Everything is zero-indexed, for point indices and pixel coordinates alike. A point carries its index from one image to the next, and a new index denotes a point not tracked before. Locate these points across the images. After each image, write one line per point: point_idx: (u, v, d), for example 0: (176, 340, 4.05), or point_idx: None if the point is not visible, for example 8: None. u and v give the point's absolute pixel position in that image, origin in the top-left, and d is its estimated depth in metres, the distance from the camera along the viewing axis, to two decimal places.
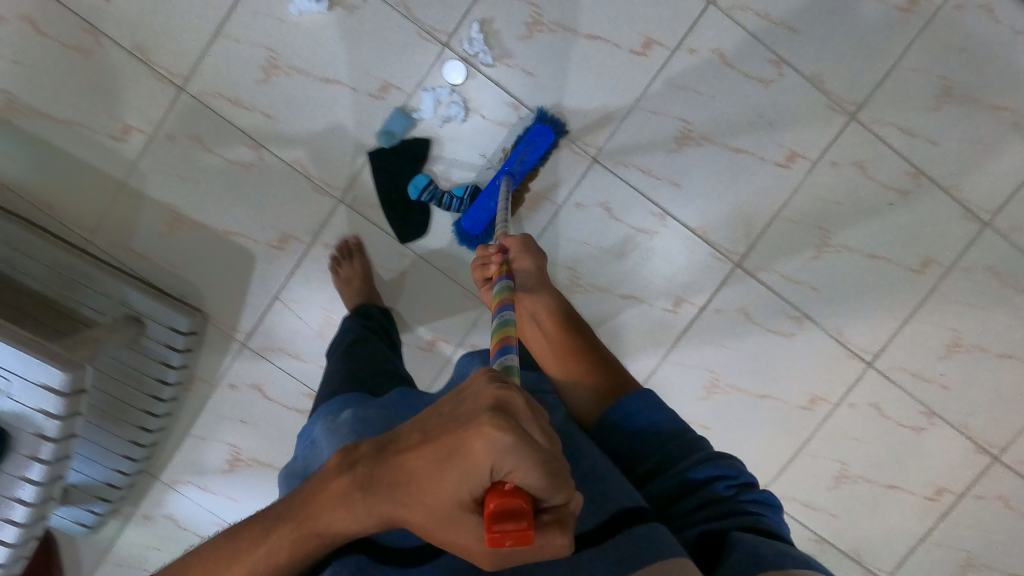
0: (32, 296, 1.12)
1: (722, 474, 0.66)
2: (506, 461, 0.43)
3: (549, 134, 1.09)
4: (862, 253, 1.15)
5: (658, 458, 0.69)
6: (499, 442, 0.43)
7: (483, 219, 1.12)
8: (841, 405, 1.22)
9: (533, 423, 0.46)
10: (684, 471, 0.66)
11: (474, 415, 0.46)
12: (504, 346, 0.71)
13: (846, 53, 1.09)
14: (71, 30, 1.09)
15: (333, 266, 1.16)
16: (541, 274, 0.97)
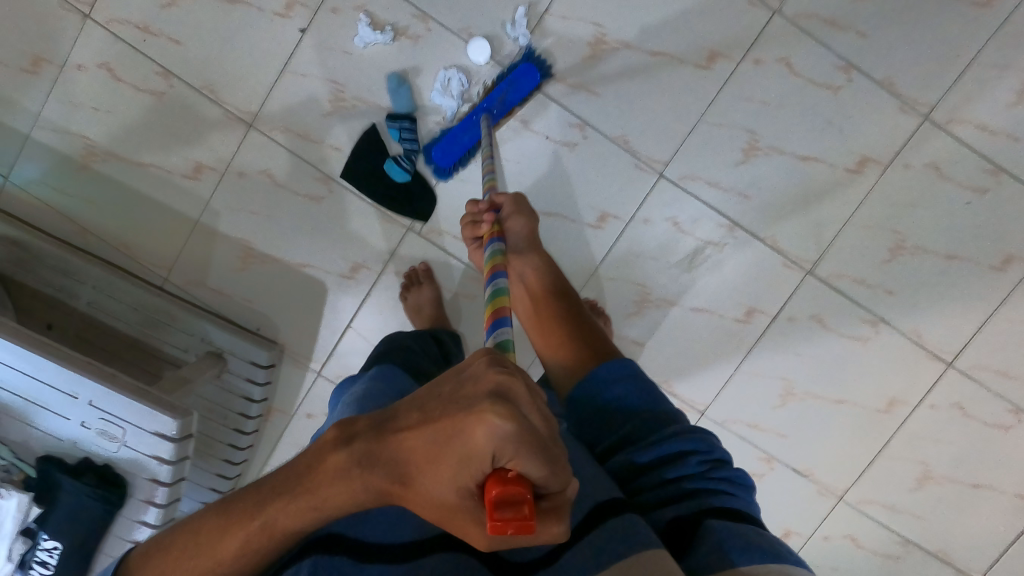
0: (119, 337, 1.16)
1: (693, 451, 0.63)
2: (507, 450, 0.40)
3: (534, 74, 1.09)
4: (939, 253, 1.14)
5: (628, 435, 0.67)
6: (501, 430, 0.40)
7: (455, 151, 1.12)
8: (921, 407, 1.20)
9: (533, 408, 0.43)
10: (656, 448, 0.64)
11: (475, 399, 0.41)
12: (497, 318, 0.66)
13: (917, 54, 1.08)
14: (146, 75, 1.12)
15: (402, 293, 1.16)
16: (531, 239, 0.98)
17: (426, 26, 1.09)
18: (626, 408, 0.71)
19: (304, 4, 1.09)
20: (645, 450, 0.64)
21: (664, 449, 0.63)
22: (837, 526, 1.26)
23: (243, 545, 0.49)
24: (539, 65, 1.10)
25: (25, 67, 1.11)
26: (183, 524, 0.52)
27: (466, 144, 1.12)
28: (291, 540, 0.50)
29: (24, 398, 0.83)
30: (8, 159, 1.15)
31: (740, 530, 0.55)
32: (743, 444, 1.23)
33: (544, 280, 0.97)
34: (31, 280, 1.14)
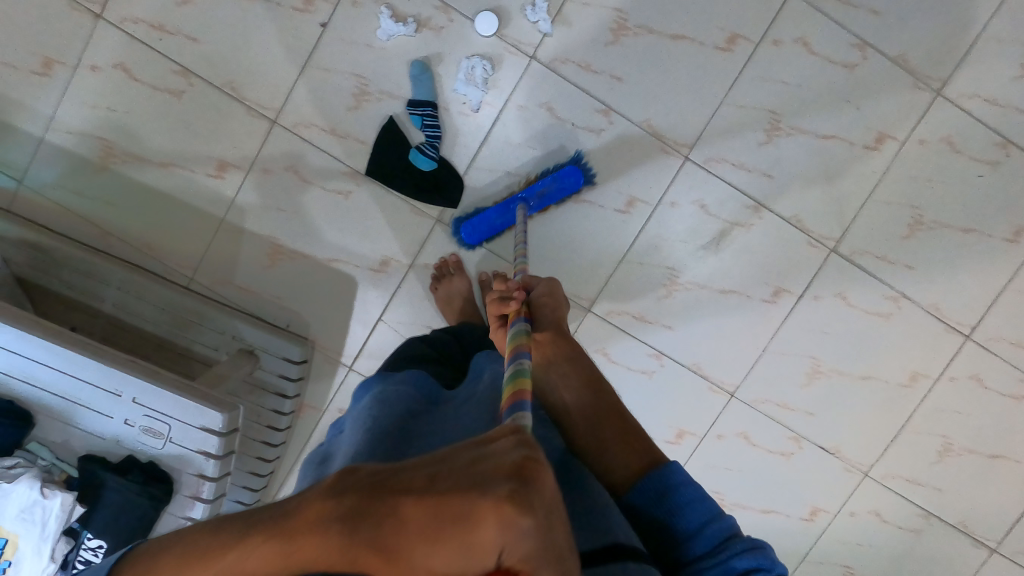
0: (149, 339, 1.15)
1: (755, 568, 0.57)
2: (514, 545, 0.35)
3: (578, 177, 1.13)
4: (956, 227, 1.16)
5: (684, 542, 0.60)
6: (517, 522, 0.35)
7: (483, 231, 1.14)
8: (942, 379, 1.21)
9: (552, 503, 0.38)
10: (713, 565, 0.58)
11: (489, 480, 0.36)
12: (517, 402, 0.54)
13: (929, 31, 1.10)
14: (163, 74, 1.10)
15: (433, 284, 1.16)
16: (559, 325, 0.86)
17: (448, 17, 1.10)
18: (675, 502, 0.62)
19: None
20: (697, 563, 0.59)
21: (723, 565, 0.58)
22: (863, 502, 1.26)
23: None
24: (582, 171, 1.15)
25: (36, 69, 1.08)
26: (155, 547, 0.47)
27: (496, 226, 1.14)
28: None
29: (64, 398, 0.82)
30: (22, 163, 1.11)
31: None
32: (771, 423, 1.24)
33: (578, 369, 0.81)
34: (54, 285, 1.12)
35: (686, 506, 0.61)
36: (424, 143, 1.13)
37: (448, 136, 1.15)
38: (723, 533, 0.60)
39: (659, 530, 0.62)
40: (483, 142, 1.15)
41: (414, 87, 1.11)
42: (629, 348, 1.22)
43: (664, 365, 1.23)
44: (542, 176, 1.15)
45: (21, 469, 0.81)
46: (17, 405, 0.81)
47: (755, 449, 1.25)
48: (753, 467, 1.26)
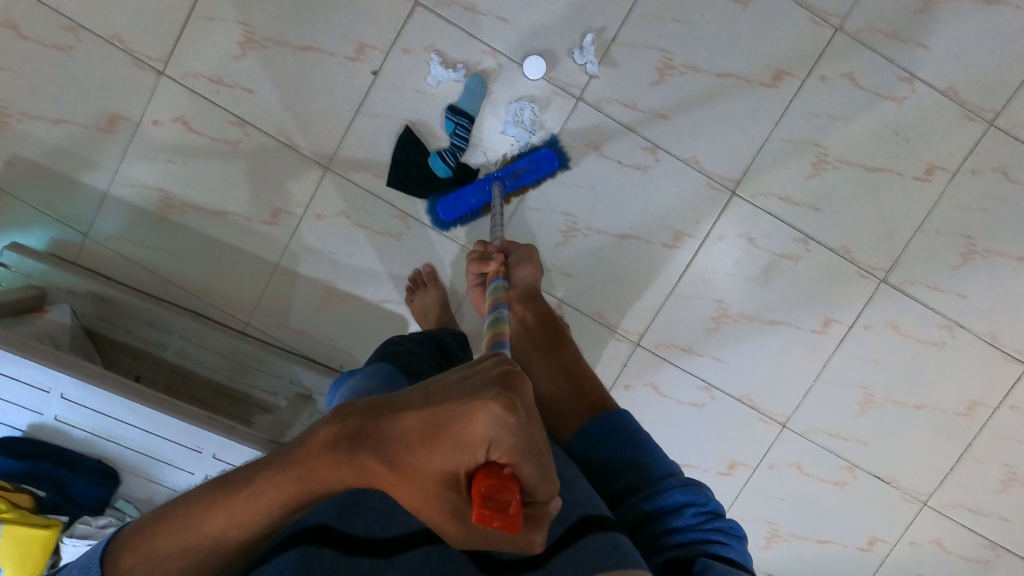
0: (209, 384, 1.18)
1: (688, 503, 0.60)
2: (503, 443, 0.38)
3: (553, 160, 1.13)
4: (1013, 256, 1.16)
5: (626, 481, 0.65)
6: (504, 420, 0.38)
7: (460, 210, 1.13)
8: (1000, 408, 1.20)
9: (535, 410, 0.41)
10: (648, 497, 0.62)
11: (479, 390, 0.39)
12: (497, 341, 0.64)
13: (978, 63, 1.11)
14: (220, 125, 1.13)
15: (407, 296, 1.16)
16: (534, 286, 0.96)
17: (496, 62, 1.12)
18: (622, 457, 0.67)
19: (376, 47, 1.11)
20: (632, 496, 0.63)
21: (657, 495, 0.62)
22: (921, 533, 1.25)
23: (211, 533, 0.44)
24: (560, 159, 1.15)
25: (102, 126, 1.13)
26: (154, 515, 0.46)
27: (471, 206, 1.13)
28: (260, 534, 0.46)
29: (148, 455, 0.85)
30: (86, 216, 1.16)
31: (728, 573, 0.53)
32: (826, 453, 1.23)
33: (545, 323, 0.93)
34: (120, 335, 1.16)
35: (626, 442, 0.68)
36: (444, 150, 1.14)
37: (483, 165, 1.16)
38: (660, 472, 0.64)
39: (609, 478, 0.66)
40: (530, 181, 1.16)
41: (462, 97, 1.12)
42: (679, 380, 1.23)
43: (714, 398, 1.23)
44: (518, 158, 1.15)
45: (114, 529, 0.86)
46: (103, 466, 0.86)
47: (810, 480, 1.25)
48: (808, 498, 1.26)
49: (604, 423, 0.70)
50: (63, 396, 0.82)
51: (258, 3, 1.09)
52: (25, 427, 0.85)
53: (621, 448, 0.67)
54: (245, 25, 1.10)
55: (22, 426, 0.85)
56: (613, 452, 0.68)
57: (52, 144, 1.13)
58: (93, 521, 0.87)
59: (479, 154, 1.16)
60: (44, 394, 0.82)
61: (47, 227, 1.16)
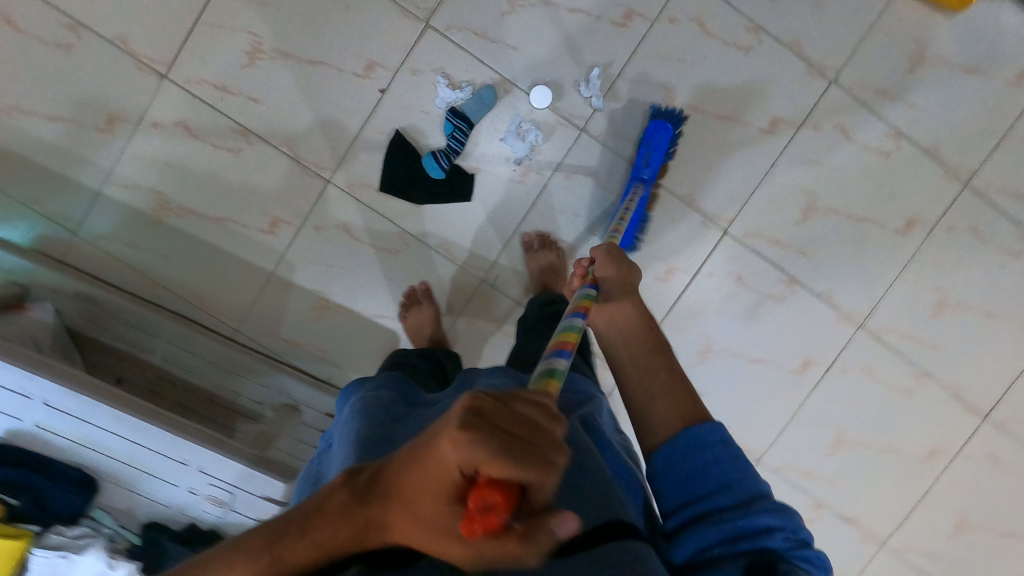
0: (194, 391, 1.17)
1: (779, 527, 0.57)
2: (478, 460, 0.37)
3: (664, 130, 1.12)
4: (979, 311, 1.22)
5: (710, 494, 0.60)
6: (466, 438, 0.37)
7: (631, 227, 1.15)
8: (959, 456, 1.27)
9: (511, 418, 0.39)
10: (735, 517, 0.57)
11: (443, 423, 0.39)
12: (559, 349, 0.68)
13: (960, 126, 1.17)
14: (223, 132, 1.13)
15: (401, 312, 1.18)
16: (628, 287, 0.83)
17: (504, 88, 1.13)
18: (714, 471, 0.61)
19: (385, 65, 1.12)
20: (715, 515, 0.59)
21: (746, 516, 0.57)
22: (879, 571, 1.31)
23: None
24: (675, 127, 1.14)
25: (100, 124, 1.11)
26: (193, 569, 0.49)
27: (638, 215, 1.14)
28: None
29: (132, 465, 0.84)
30: (76, 214, 1.14)
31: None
32: (796, 490, 1.28)
33: (635, 330, 0.77)
34: (105, 336, 1.15)
35: (716, 457, 0.61)
36: (439, 150, 1.13)
37: (484, 183, 1.16)
38: (750, 491, 0.59)
39: (689, 491, 0.61)
40: (530, 209, 1.18)
41: (467, 100, 1.12)
42: None
43: None
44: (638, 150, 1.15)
45: (88, 540, 0.83)
46: (86, 475, 0.84)
47: None
48: None
49: (701, 434, 0.63)
50: (47, 402, 0.80)
51: (268, 14, 1.09)
52: (3, 432, 0.83)
53: (711, 464, 0.61)
54: (253, 34, 1.10)
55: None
56: (699, 467, 0.61)
57: (46, 139, 1.11)
58: (66, 532, 0.84)
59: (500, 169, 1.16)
60: (26, 400, 0.80)
61: (34, 223, 1.14)
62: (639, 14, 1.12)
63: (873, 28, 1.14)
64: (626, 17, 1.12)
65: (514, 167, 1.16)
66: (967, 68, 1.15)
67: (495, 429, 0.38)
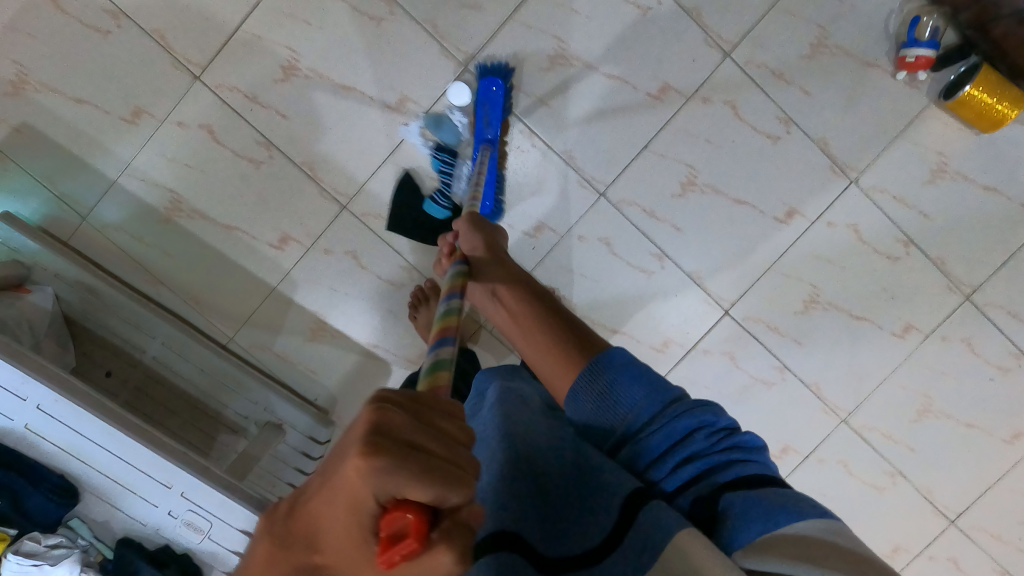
0: (182, 394, 1.17)
1: (700, 425, 0.60)
2: (393, 484, 0.34)
3: (496, 84, 1.07)
4: (961, 421, 1.25)
5: (630, 427, 0.62)
6: (375, 465, 0.34)
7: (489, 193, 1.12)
8: (920, 556, 1.31)
9: (415, 435, 0.36)
10: (659, 431, 0.60)
11: (349, 447, 0.36)
12: (441, 337, 0.62)
13: (971, 239, 1.18)
14: (248, 143, 1.13)
15: (412, 312, 1.16)
16: (493, 249, 0.90)
17: (530, 143, 1.15)
18: (629, 399, 0.63)
19: (417, 101, 1.12)
20: (641, 435, 0.61)
21: (667, 428, 0.60)
22: None
23: None
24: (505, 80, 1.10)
25: (124, 117, 1.11)
26: None
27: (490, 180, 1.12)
28: None
29: (114, 480, 0.83)
30: (87, 201, 1.14)
31: (765, 504, 0.53)
32: None
33: (521, 291, 0.82)
34: (98, 328, 1.14)
35: (626, 378, 0.64)
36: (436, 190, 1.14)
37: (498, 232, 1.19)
38: (666, 399, 0.62)
39: (613, 422, 0.63)
40: (539, 264, 1.20)
41: (444, 137, 1.13)
42: None
43: None
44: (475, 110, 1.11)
45: (64, 551, 0.84)
46: (66, 482, 0.82)
47: None
48: None
49: (602, 362, 0.67)
50: (40, 406, 0.78)
51: (309, 33, 1.09)
52: None
53: (618, 387, 0.64)
54: (291, 51, 1.09)
55: None
56: (613, 391, 0.64)
57: (68, 124, 1.10)
58: (42, 540, 0.84)
59: (516, 220, 1.18)
60: (19, 401, 0.78)
61: (44, 203, 1.13)
62: (675, 89, 1.13)
63: (900, 136, 1.15)
64: (661, 90, 1.13)
65: (527, 219, 1.18)
66: (985, 186, 1.16)
67: (404, 449, 0.35)
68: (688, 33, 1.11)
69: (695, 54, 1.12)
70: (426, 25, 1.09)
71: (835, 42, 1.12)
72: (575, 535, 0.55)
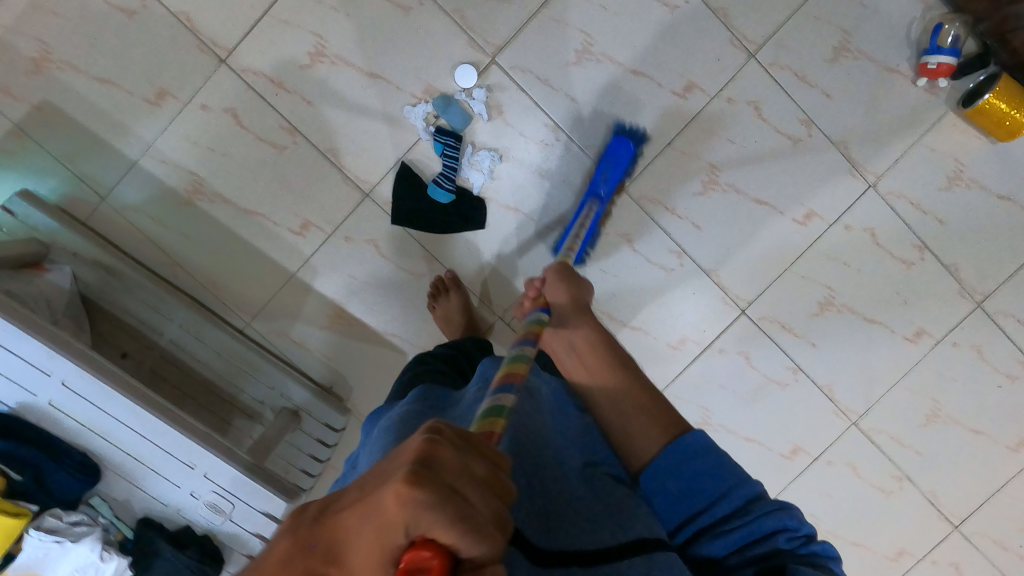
0: (197, 378, 1.17)
1: (783, 528, 0.58)
2: (426, 521, 0.33)
3: (627, 147, 1.12)
4: (968, 427, 1.26)
5: (702, 510, 0.61)
6: (414, 497, 0.33)
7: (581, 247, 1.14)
8: (924, 561, 1.33)
9: (459, 478, 0.36)
10: (739, 525, 0.59)
11: (391, 470, 0.36)
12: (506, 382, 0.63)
13: (984, 246, 1.20)
14: (272, 128, 1.12)
15: (430, 302, 1.17)
16: (578, 304, 0.87)
17: (554, 136, 1.15)
18: (706, 484, 0.62)
19: (443, 91, 1.12)
20: (719, 526, 0.60)
21: (748, 523, 0.59)
22: None
23: None
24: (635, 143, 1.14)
25: (148, 97, 1.10)
26: None
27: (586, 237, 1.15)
28: None
29: (137, 459, 0.82)
30: (107, 181, 1.13)
31: None
32: None
33: (607, 350, 0.78)
34: (115, 309, 1.14)
35: (710, 468, 0.62)
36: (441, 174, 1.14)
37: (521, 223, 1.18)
38: (748, 494, 0.60)
39: (687, 507, 0.62)
40: None
41: (448, 119, 1.13)
42: None
43: None
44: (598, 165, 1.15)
45: (86, 528, 0.83)
46: (87, 459, 0.82)
47: None
48: None
49: (690, 446, 0.64)
50: (65, 382, 0.78)
51: (338, 19, 1.08)
52: (13, 404, 0.79)
53: (696, 472, 0.62)
54: (318, 37, 1.09)
55: (9, 403, 0.79)
56: (684, 473, 0.63)
57: (91, 103, 1.10)
58: (64, 516, 0.83)
59: (538, 212, 1.18)
60: (43, 377, 0.78)
61: (64, 182, 1.13)
62: (699, 88, 1.14)
63: (919, 142, 1.17)
64: (686, 88, 1.14)
65: (550, 212, 1.18)
66: (999, 194, 1.18)
67: (447, 488, 0.35)
68: (714, 32, 1.12)
69: (720, 53, 1.13)
70: (454, 17, 1.09)
71: (858, 46, 1.13)
72: (580, 538, 0.57)
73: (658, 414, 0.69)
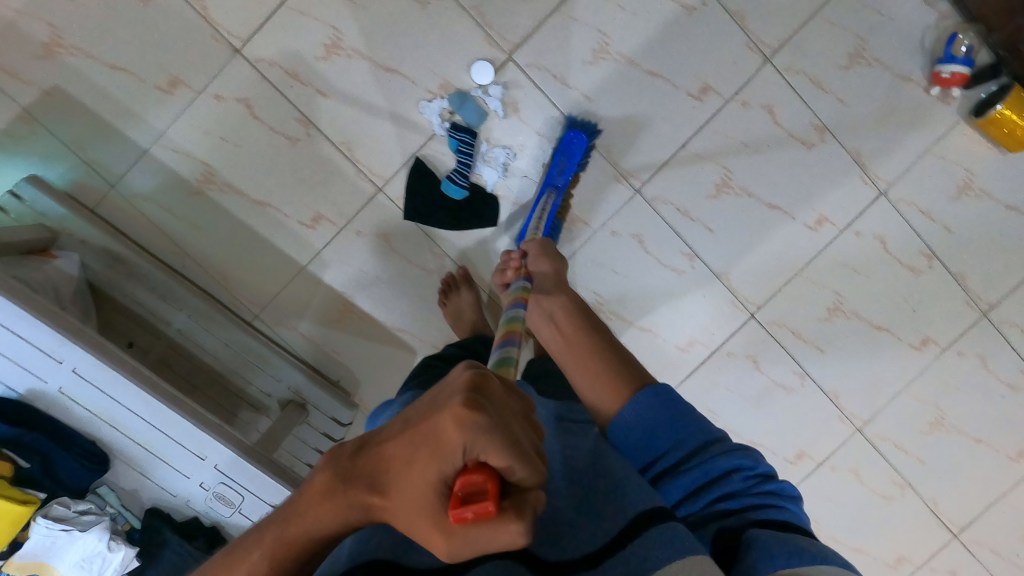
0: (205, 369, 1.16)
1: (738, 466, 0.58)
2: (479, 444, 0.38)
3: (583, 140, 1.11)
4: (971, 436, 1.27)
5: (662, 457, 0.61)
6: (473, 422, 0.38)
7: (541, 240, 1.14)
8: (922, 567, 1.34)
9: (505, 409, 0.40)
10: (695, 467, 0.59)
11: (444, 400, 0.40)
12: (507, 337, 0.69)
13: (992, 256, 1.20)
14: (286, 119, 1.12)
15: (441, 299, 1.17)
16: (559, 276, 0.92)
17: None
18: (666, 434, 0.61)
19: (459, 87, 1.12)
20: (679, 468, 0.59)
21: (705, 466, 0.58)
22: None
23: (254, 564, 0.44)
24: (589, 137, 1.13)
25: (161, 85, 1.09)
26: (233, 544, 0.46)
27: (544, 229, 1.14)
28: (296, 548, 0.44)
29: (146, 448, 0.82)
30: (117, 168, 1.12)
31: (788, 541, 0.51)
32: None
33: (582, 317, 0.81)
34: (124, 298, 1.13)
35: (667, 415, 0.62)
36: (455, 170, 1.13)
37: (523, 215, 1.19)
38: (704, 438, 0.60)
39: (647, 454, 0.62)
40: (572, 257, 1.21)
41: (462, 116, 1.12)
42: None
43: None
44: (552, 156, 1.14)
45: (93, 517, 0.82)
46: (96, 448, 0.81)
47: None
48: None
49: (652, 393, 0.64)
50: (75, 369, 0.77)
51: (355, 10, 1.07)
52: (22, 390, 0.78)
53: (654, 419, 0.62)
54: (335, 28, 1.08)
55: (18, 389, 0.78)
56: (643, 420, 0.63)
57: (103, 89, 1.09)
58: (71, 505, 0.82)
59: None
60: (54, 364, 0.77)
61: (74, 168, 1.11)
62: (715, 91, 1.14)
63: (930, 150, 1.17)
64: (702, 91, 1.14)
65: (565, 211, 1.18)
66: (1007, 205, 1.19)
67: (496, 416, 0.39)
68: (731, 36, 1.12)
69: (737, 56, 1.13)
70: (472, 12, 1.09)
71: (873, 54, 1.13)
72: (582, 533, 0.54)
73: (621, 370, 0.70)
